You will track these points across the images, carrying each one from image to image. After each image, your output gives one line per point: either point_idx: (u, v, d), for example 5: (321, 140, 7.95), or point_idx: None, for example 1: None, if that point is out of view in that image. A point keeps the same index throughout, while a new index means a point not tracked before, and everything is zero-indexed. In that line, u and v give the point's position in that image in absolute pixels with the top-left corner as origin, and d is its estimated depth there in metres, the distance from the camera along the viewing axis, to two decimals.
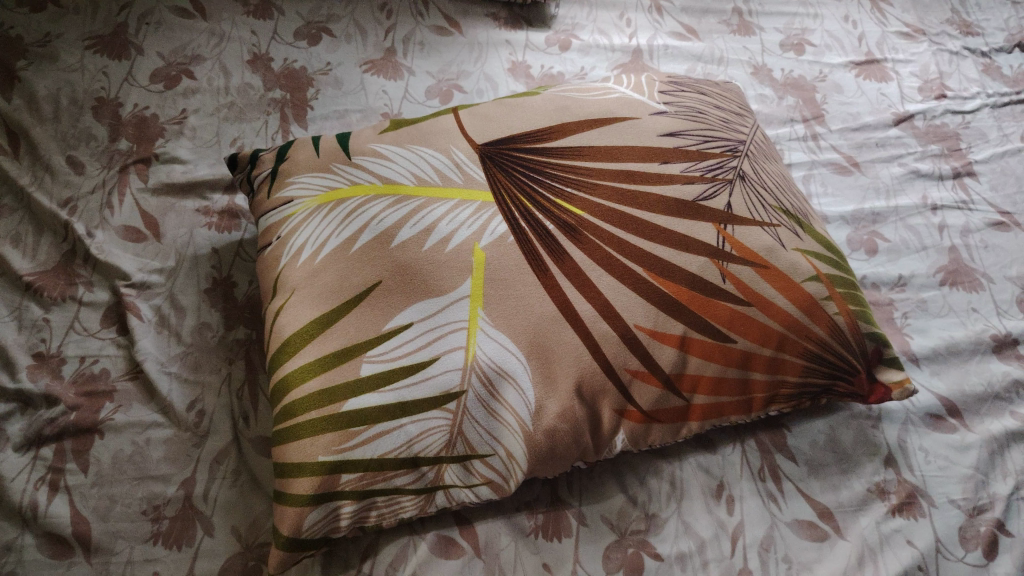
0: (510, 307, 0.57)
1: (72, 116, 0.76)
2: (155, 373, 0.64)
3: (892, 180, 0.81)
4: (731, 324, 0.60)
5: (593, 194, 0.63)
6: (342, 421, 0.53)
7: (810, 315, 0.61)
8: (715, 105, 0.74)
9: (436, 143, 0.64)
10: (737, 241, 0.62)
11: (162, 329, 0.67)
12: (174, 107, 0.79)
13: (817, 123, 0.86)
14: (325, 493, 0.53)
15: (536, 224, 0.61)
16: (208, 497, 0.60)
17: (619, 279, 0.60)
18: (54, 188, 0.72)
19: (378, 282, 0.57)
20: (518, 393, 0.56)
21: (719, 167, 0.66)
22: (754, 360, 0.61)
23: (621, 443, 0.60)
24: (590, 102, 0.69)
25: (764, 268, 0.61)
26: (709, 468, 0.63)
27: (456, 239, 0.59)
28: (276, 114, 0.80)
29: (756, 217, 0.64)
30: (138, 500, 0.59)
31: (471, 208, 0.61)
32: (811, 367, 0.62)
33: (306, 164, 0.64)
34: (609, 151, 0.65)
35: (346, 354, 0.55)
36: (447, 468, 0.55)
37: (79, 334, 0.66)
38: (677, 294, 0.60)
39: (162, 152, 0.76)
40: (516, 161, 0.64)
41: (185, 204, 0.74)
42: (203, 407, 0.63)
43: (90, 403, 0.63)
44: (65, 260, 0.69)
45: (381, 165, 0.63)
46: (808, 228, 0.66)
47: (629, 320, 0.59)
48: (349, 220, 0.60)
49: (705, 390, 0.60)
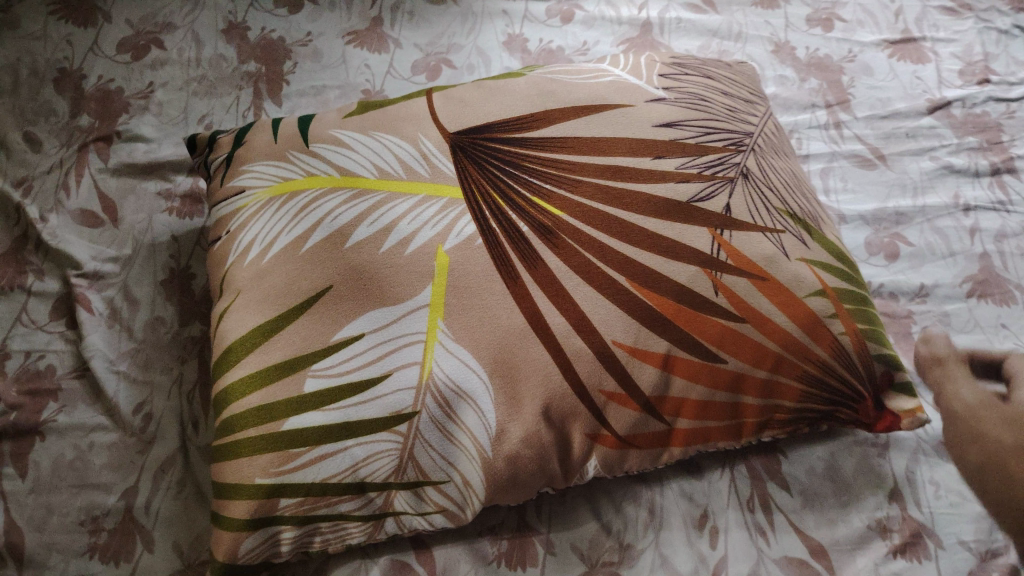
0: (474, 319, 0.51)
1: (32, 88, 0.72)
2: (102, 373, 0.60)
3: (921, 175, 0.73)
4: (722, 343, 0.53)
5: (575, 191, 0.56)
6: (278, 444, 0.48)
7: (812, 336, 0.54)
8: (721, 91, 0.66)
9: (404, 131, 0.59)
10: (735, 249, 0.55)
11: (113, 323, 0.63)
12: (141, 80, 0.74)
13: (841, 109, 0.78)
14: (264, 518, 0.49)
15: (506, 223, 0.54)
16: (150, 509, 0.56)
17: (598, 289, 0.52)
18: (9, 167, 0.68)
19: (329, 288, 0.52)
20: (477, 416, 0.50)
21: (719, 163, 0.59)
22: (747, 384, 0.54)
23: (594, 469, 0.55)
24: (580, 86, 0.63)
25: (764, 280, 0.54)
26: (693, 496, 0.58)
27: (416, 241, 0.53)
28: (249, 89, 0.75)
29: (757, 221, 0.57)
30: (76, 510, 0.55)
31: (437, 205, 0.55)
32: (810, 393, 0.55)
33: (262, 150, 0.59)
34: (597, 142, 0.58)
35: (289, 367, 0.50)
36: (396, 494, 0.51)
37: (26, 327, 0.62)
38: (663, 308, 0.53)
39: (124, 130, 0.71)
40: (490, 153, 0.57)
41: (146, 186, 0.69)
42: (151, 411, 0.59)
43: (32, 403, 0.59)
44: (16, 246, 0.65)
45: (341, 155, 0.57)
46: (816, 235, 0.59)
47: (605, 335, 0.52)
48: (301, 215, 0.54)
49: (690, 415, 0.54)
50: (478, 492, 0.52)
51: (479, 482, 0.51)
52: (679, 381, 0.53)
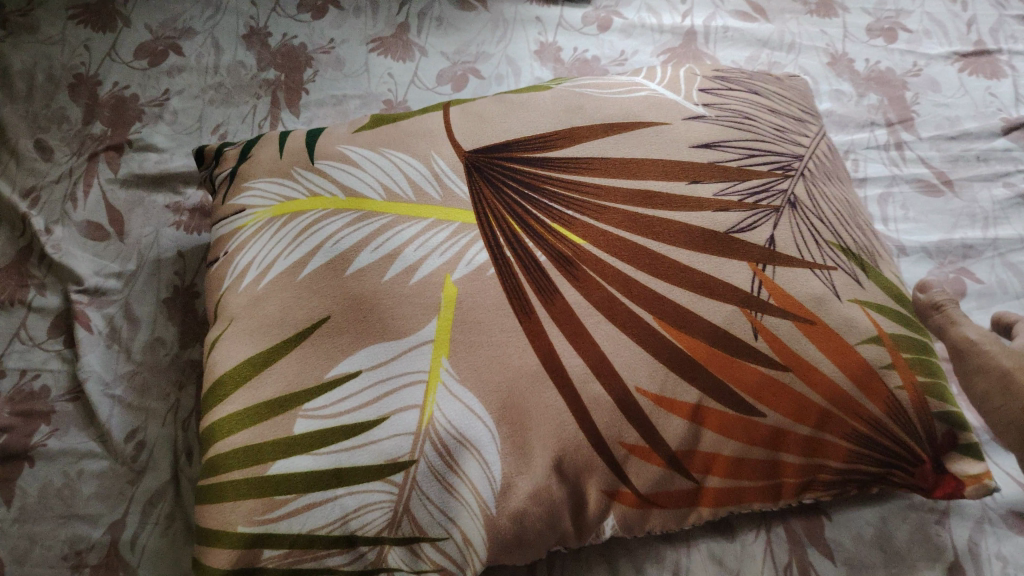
0: (482, 358, 0.46)
1: (45, 94, 0.70)
2: (96, 397, 0.57)
3: (993, 204, 0.66)
4: (760, 393, 0.47)
5: (600, 218, 0.51)
6: (262, 488, 0.43)
7: (863, 387, 0.48)
8: (769, 107, 0.60)
9: (415, 147, 0.54)
10: (779, 288, 0.49)
11: (112, 343, 0.60)
12: (156, 87, 0.71)
13: (903, 128, 0.71)
14: (244, 569, 0.44)
15: (523, 253, 0.49)
16: (136, 545, 0.52)
17: (621, 327, 0.47)
18: (18, 176, 0.66)
19: (326, 319, 0.48)
20: (481, 467, 0.45)
21: (763, 189, 0.53)
22: (788, 441, 0.48)
23: (611, 529, 0.49)
24: (610, 102, 0.57)
25: (810, 323, 0.48)
26: (723, 559, 0.52)
27: (422, 270, 0.48)
28: (266, 98, 0.71)
29: (804, 256, 0.51)
30: (60, 542, 0.52)
31: (447, 231, 0.50)
32: (860, 453, 0.48)
33: (266, 166, 0.55)
34: (626, 165, 0.53)
35: (280, 406, 0.45)
36: (390, 549, 0.45)
37: (23, 344, 0.59)
38: (694, 351, 0.47)
39: (136, 139, 0.68)
40: (508, 174, 0.52)
41: (155, 199, 0.66)
42: (143, 438, 0.56)
43: (24, 425, 0.56)
44: (19, 258, 0.62)
45: (348, 173, 0.53)
46: (872, 272, 0.52)
47: (628, 380, 0.46)
48: (301, 238, 0.51)
49: (722, 473, 0.48)
50: (480, 550, 0.46)
51: (480, 540, 0.46)
52: (711, 433, 0.47)
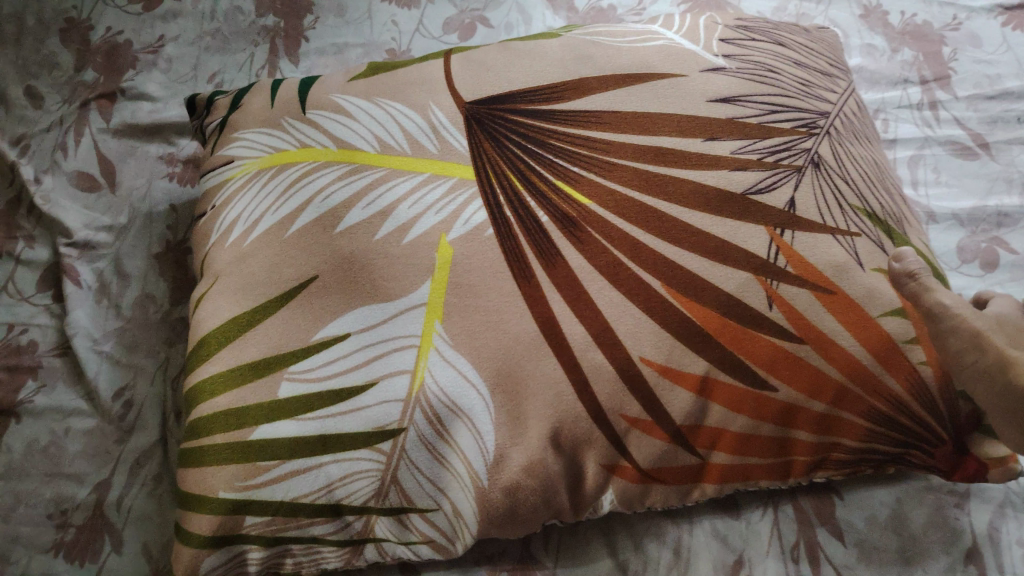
0: (478, 323, 0.43)
1: (37, 39, 0.67)
2: (84, 353, 0.55)
3: None
4: (771, 367, 0.44)
5: (607, 176, 0.47)
6: (243, 454, 0.42)
7: (884, 363, 0.44)
8: (795, 61, 0.56)
9: (413, 99, 0.51)
10: (796, 254, 0.45)
11: (101, 298, 0.58)
12: (151, 33, 0.68)
13: (939, 86, 0.66)
14: (225, 536, 0.42)
15: (523, 212, 0.46)
16: (122, 507, 0.51)
17: (625, 293, 0.44)
18: (7, 123, 0.63)
19: (314, 278, 0.45)
20: (473, 438, 0.42)
21: (784, 148, 0.49)
22: (800, 418, 0.45)
23: (609, 503, 0.47)
24: (623, 51, 0.54)
25: (829, 294, 0.45)
26: (727, 538, 0.50)
27: (416, 228, 0.46)
28: (264, 46, 0.68)
29: (827, 221, 0.47)
30: (45, 502, 0.51)
31: (443, 187, 0.47)
32: (877, 432, 0.46)
33: (257, 116, 0.52)
34: (637, 119, 0.50)
35: (263, 368, 0.43)
36: (377, 519, 0.44)
37: (10, 297, 0.57)
38: (703, 321, 0.44)
39: (129, 86, 0.65)
40: (511, 127, 0.49)
41: (148, 149, 0.64)
42: (131, 398, 0.54)
43: (10, 380, 0.54)
44: (8, 209, 0.60)
45: (341, 124, 0.50)
46: (899, 239, 0.49)
47: (631, 350, 0.43)
48: (290, 192, 0.48)
49: (728, 448, 0.45)
50: (470, 522, 0.45)
51: (471, 512, 0.44)
52: (718, 407, 0.44)
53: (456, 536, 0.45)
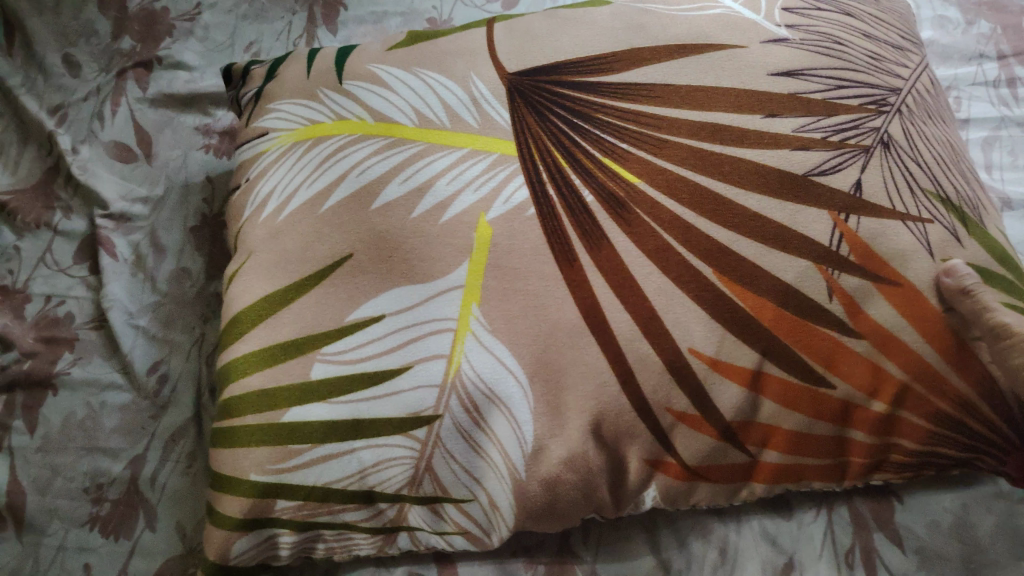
0: (518, 307, 0.41)
1: (75, 6, 0.66)
2: (120, 327, 0.55)
3: None
4: (829, 362, 0.41)
5: (657, 154, 0.44)
6: (274, 437, 0.40)
7: (951, 360, 0.41)
8: (864, 31, 0.52)
9: (455, 70, 0.49)
10: (859, 241, 0.42)
11: (137, 271, 0.57)
12: (188, 0, 0.67)
13: (1017, 62, 0.62)
14: (257, 520, 0.41)
15: (568, 191, 0.43)
16: (156, 483, 0.51)
17: (675, 278, 0.41)
18: (45, 92, 0.63)
19: (349, 256, 0.43)
20: (511, 427, 0.40)
21: (850, 126, 0.46)
22: (858, 416, 0.42)
23: (652, 500, 0.45)
24: (678, 20, 0.50)
25: (893, 285, 0.42)
26: (778, 539, 0.47)
27: (453, 206, 0.43)
28: (303, 15, 0.66)
29: (894, 204, 0.44)
30: (81, 476, 0.51)
31: (484, 162, 0.45)
32: (942, 433, 0.43)
33: (293, 87, 0.50)
34: (691, 94, 0.47)
35: (294, 349, 0.41)
36: (411, 508, 0.43)
37: (48, 269, 0.57)
38: (760, 313, 0.41)
39: (166, 55, 0.64)
40: (557, 101, 0.47)
41: (185, 120, 0.63)
42: (167, 371, 0.54)
43: (48, 352, 0.54)
44: (46, 179, 0.60)
45: (380, 96, 0.48)
46: (972, 225, 0.45)
47: (680, 340, 0.41)
48: (325, 165, 0.46)
49: (779, 446, 0.43)
50: (506, 515, 0.43)
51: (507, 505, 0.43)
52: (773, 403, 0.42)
53: (491, 527, 0.44)
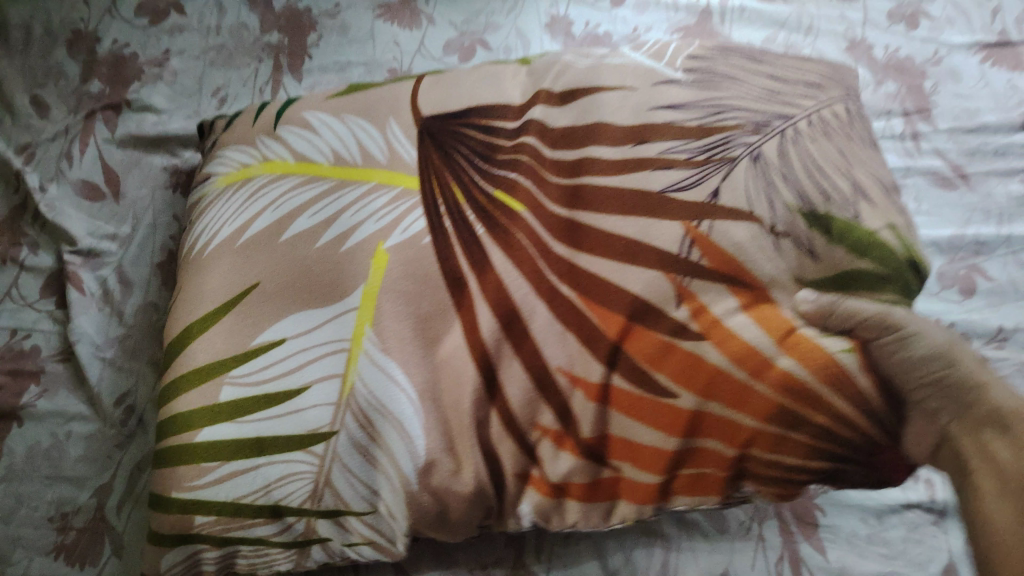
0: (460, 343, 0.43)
1: (44, 50, 0.68)
2: (86, 359, 0.56)
3: (1009, 201, 0.64)
4: (677, 374, 0.39)
5: (542, 187, 0.45)
6: (188, 455, 0.41)
7: (807, 363, 0.39)
8: (772, 76, 0.50)
9: (376, 114, 0.50)
10: (710, 245, 0.41)
11: (104, 305, 0.59)
12: (157, 47, 0.70)
13: (920, 118, 0.70)
14: (177, 533, 0.42)
15: (461, 224, 0.44)
16: (122, 510, 0.52)
17: (549, 305, 0.41)
18: (13, 133, 0.65)
19: (258, 285, 0.44)
20: (402, 442, 0.40)
21: (718, 146, 0.44)
22: (717, 430, 0.39)
23: (528, 515, 0.42)
24: (580, 68, 0.50)
25: (750, 291, 0.40)
26: (714, 551, 0.51)
27: (355, 236, 0.44)
28: (268, 62, 0.70)
29: (747, 207, 0.42)
30: (46, 504, 0.52)
31: (387, 195, 0.46)
32: (806, 445, 0.39)
33: (238, 135, 0.54)
34: (573, 132, 0.46)
35: (209, 373, 0.43)
36: (316, 522, 0.42)
37: (15, 304, 0.58)
38: (609, 325, 0.40)
39: (135, 98, 0.67)
40: (461, 140, 0.47)
41: (153, 160, 0.65)
42: (133, 403, 0.56)
43: (13, 384, 0.55)
44: (13, 216, 0.62)
45: (303, 138, 0.50)
46: (846, 230, 0.42)
47: (549, 356, 0.40)
48: (251, 201, 0.48)
49: (643, 464, 0.40)
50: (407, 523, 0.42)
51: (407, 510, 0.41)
52: (628, 417, 0.39)
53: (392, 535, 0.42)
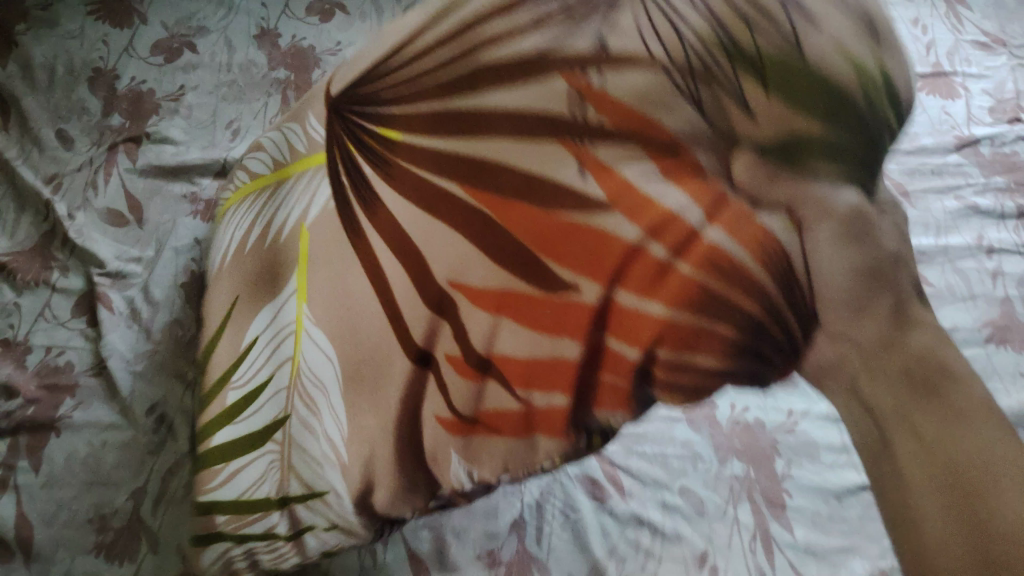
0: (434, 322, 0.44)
1: (67, 87, 0.73)
2: (118, 373, 0.61)
3: (945, 215, 0.72)
4: (580, 271, 0.37)
5: (424, 101, 0.41)
6: (205, 460, 0.43)
7: (734, 239, 0.37)
8: None
9: (301, 112, 0.49)
10: (609, 103, 0.38)
11: (133, 322, 0.64)
12: (172, 83, 0.75)
13: None
14: (203, 533, 0.43)
15: (353, 172, 0.42)
16: (157, 510, 0.56)
17: (443, 240, 0.38)
18: (41, 164, 0.69)
19: (235, 298, 0.46)
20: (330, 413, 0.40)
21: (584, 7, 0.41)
22: (626, 325, 0.37)
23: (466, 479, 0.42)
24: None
25: (670, 153, 0.38)
26: (697, 530, 0.57)
27: (287, 226, 0.44)
28: (277, 96, 0.76)
29: (643, 52, 0.39)
30: (85, 507, 0.56)
31: (308, 177, 0.44)
32: (724, 333, 0.38)
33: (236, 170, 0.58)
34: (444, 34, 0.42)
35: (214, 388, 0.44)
36: (297, 509, 0.41)
37: (48, 322, 0.63)
38: (504, 219, 0.37)
39: (154, 131, 0.72)
40: (353, 96, 0.44)
41: (171, 188, 0.70)
42: (163, 412, 0.60)
43: (50, 398, 0.59)
44: (44, 242, 0.66)
45: (261, 161, 0.52)
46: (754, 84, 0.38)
47: (440, 274, 0.38)
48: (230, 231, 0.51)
49: (546, 384, 0.38)
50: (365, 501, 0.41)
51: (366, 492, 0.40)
52: (530, 330, 0.38)
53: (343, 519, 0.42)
